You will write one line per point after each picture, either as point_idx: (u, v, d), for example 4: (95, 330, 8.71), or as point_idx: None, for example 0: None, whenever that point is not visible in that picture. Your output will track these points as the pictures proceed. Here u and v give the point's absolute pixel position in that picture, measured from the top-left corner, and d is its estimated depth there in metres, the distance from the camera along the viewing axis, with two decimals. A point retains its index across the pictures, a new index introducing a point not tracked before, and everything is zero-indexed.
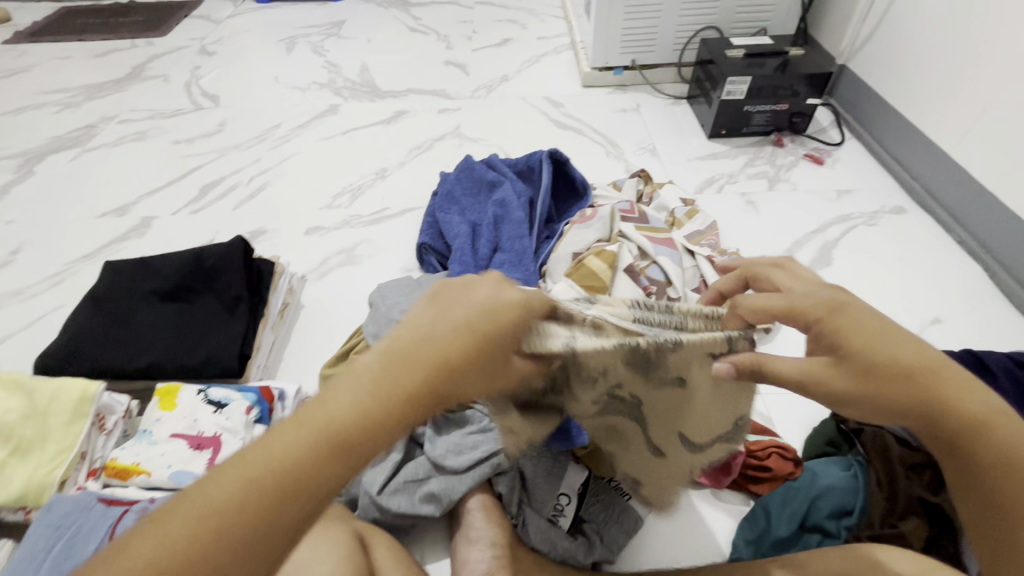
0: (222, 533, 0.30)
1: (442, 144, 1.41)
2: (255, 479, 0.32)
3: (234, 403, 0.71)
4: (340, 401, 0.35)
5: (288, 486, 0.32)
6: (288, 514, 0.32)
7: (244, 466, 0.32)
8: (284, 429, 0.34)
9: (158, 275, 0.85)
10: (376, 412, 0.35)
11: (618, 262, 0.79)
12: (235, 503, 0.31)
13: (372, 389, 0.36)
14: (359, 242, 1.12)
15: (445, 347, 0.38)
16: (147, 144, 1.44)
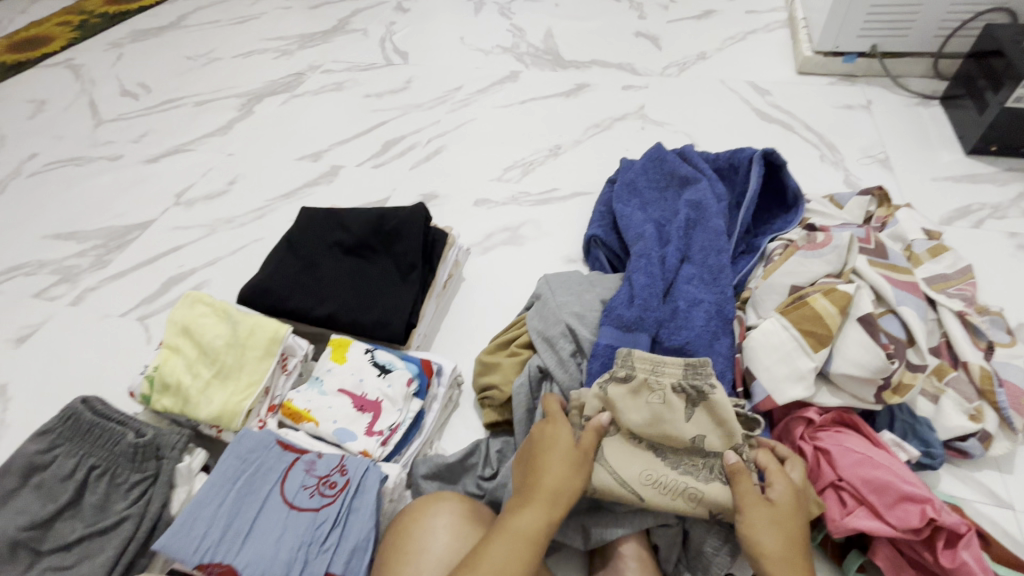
0: (387, 563, 0.53)
1: (623, 124, 1.29)
2: (406, 542, 0.53)
3: (397, 371, 0.71)
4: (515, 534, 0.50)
5: (408, 541, 0.53)
6: (415, 539, 0.53)
7: (414, 526, 0.55)
8: (429, 513, 0.56)
9: (344, 229, 0.89)
10: (468, 508, 0.57)
11: (851, 307, 0.63)
12: (395, 552, 0.53)
13: (463, 506, 0.57)
14: (525, 221, 1.08)
15: (534, 453, 0.57)
16: (343, 95, 1.53)
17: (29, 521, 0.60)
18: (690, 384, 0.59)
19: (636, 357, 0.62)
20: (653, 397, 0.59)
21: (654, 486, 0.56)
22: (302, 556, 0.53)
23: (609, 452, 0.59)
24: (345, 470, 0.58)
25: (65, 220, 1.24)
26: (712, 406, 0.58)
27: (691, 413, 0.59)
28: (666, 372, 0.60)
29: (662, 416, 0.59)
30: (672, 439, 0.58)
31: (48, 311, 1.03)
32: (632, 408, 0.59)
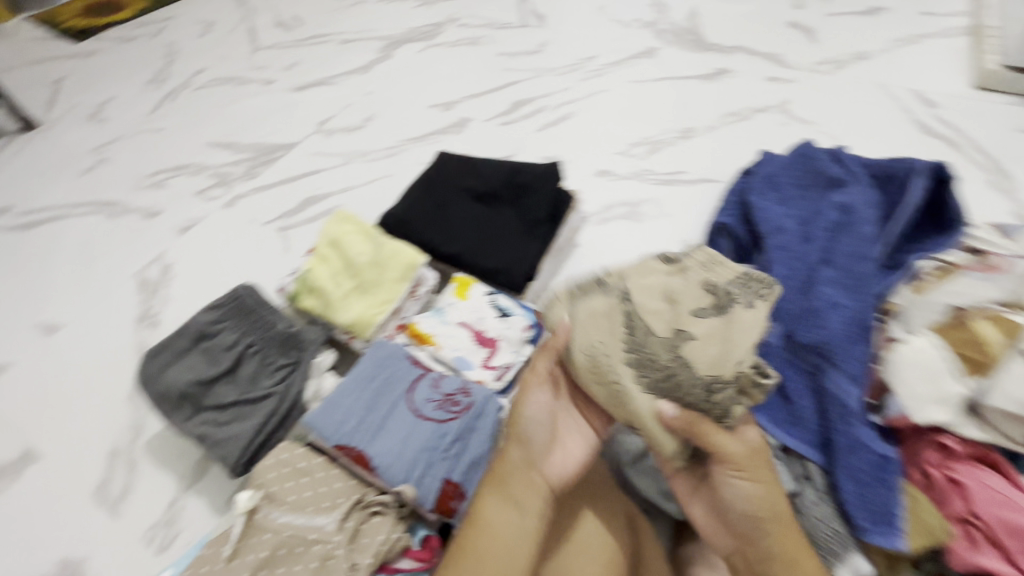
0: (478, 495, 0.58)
1: (763, 117, 1.23)
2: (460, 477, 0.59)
3: (517, 317, 0.75)
4: (512, 519, 0.54)
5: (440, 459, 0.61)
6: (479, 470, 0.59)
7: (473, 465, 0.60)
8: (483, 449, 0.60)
9: (478, 177, 0.93)
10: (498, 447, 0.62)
11: None
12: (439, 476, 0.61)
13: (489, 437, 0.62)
14: (647, 199, 1.07)
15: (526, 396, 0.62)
16: (478, 50, 1.56)
17: (196, 378, 0.70)
18: (706, 303, 0.60)
19: (631, 280, 0.62)
20: (674, 281, 0.62)
21: (582, 355, 0.61)
22: (425, 458, 0.58)
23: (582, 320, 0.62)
24: (468, 393, 0.63)
25: (224, 132, 1.37)
26: (724, 311, 0.59)
27: (682, 321, 0.60)
28: (713, 272, 0.62)
29: (644, 323, 0.60)
30: (641, 312, 0.61)
31: (206, 209, 1.16)
32: (608, 304, 0.62)
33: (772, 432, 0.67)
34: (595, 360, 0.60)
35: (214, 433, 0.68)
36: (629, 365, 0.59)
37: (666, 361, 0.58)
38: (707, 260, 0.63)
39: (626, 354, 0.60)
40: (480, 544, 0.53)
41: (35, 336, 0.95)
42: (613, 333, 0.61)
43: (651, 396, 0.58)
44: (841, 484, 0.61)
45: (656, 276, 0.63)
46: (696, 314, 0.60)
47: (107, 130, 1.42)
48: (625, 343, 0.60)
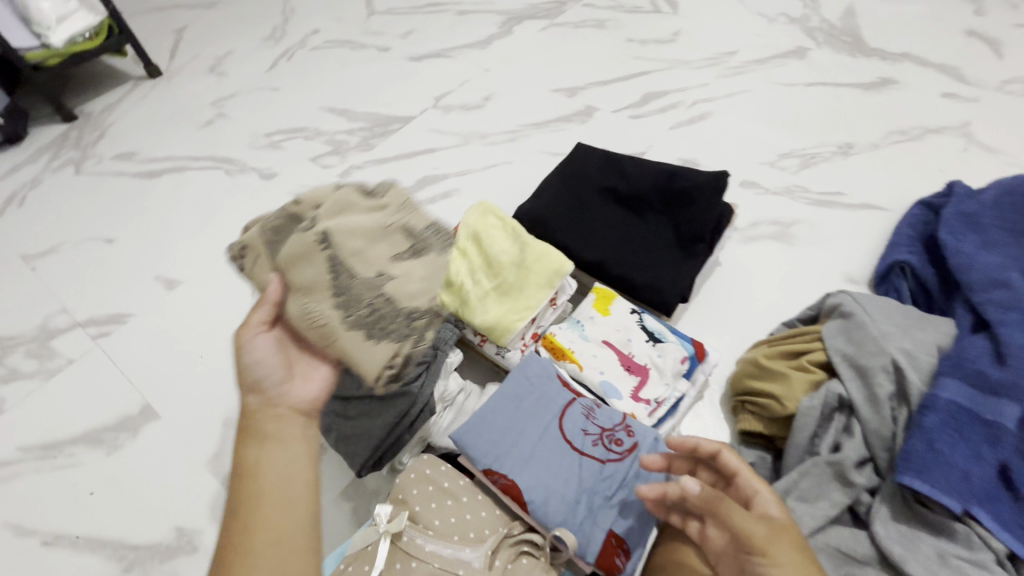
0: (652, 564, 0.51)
1: (938, 138, 1.07)
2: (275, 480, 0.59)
3: (671, 344, 0.67)
4: (272, 464, 0.58)
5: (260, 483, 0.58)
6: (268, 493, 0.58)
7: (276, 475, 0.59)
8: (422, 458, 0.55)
9: (624, 177, 0.84)
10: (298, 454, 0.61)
11: None
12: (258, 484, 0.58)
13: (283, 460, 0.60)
14: (799, 219, 0.95)
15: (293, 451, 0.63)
16: (603, 34, 1.45)
17: None
18: (408, 253, 0.73)
19: (335, 227, 0.72)
20: (370, 217, 0.75)
21: (337, 317, 0.68)
22: (585, 497, 0.53)
23: (354, 348, 0.66)
24: (630, 431, 0.56)
25: (339, 98, 1.34)
26: (350, 215, 0.74)
27: (376, 267, 0.71)
28: (398, 203, 0.77)
29: (361, 273, 0.71)
30: (349, 250, 0.71)
31: (321, 177, 1.14)
32: (316, 242, 0.71)
33: (996, 536, 0.51)
34: (320, 308, 0.69)
35: (344, 426, 0.64)
36: (344, 318, 0.68)
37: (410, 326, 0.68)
38: (405, 205, 0.76)
39: (331, 304, 0.69)
40: (248, 465, 0.58)
41: (156, 289, 0.95)
42: (318, 276, 0.69)
43: (358, 338, 0.67)
44: None
45: (352, 208, 0.75)
46: (348, 200, 0.76)
47: (226, 84, 1.41)
48: (331, 291, 0.69)
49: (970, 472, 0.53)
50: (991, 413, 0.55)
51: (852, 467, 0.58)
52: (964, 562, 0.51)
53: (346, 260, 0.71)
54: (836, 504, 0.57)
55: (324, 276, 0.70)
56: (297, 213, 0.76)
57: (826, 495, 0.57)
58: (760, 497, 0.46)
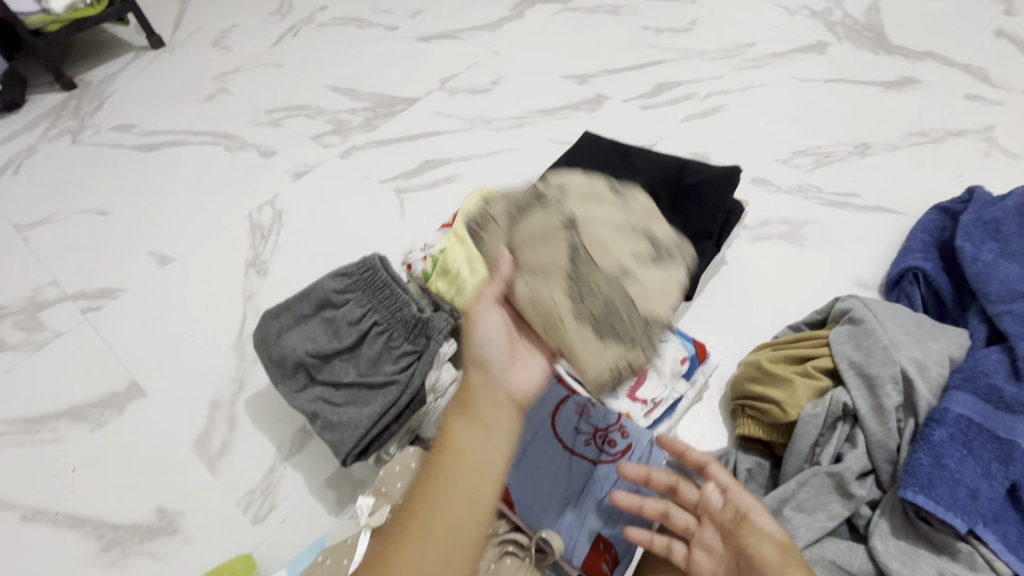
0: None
1: (960, 141, 1.04)
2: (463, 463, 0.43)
3: (671, 344, 0.65)
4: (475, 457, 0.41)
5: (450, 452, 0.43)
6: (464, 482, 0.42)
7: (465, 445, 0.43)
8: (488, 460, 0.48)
9: (631, 168, 0.81)
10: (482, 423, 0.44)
11: None
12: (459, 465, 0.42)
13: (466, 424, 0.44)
14: (811, 220, 0.92)
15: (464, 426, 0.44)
16: (618, 20, 1.41)
17: (316, 349, 0.64)
18: (659, 244, 0.53)
19: (570, 202, 0.54)
20: (622, 214, 0.54)
21: (559, 282, 0.51)
22: (574, 502, 0.53)
23: (599, 325, 0.50)
24: (624, 432, 0.56)
25: (344, 76, 1.31)
26: (603, 220, 0.53)
27: (615, 259, 0.52)
28: (645, 206, 0.55)
29: (609, 263, 0.52)
30: (587, 233, 0.52)
31: (321, 156, 1.11)
32: (588, 217, 0.53)
33: (1002, 557, 0.49)
34: (542, 266, 0.51)
35: (330, 414, 0.62)
36: (563, 291, 0.50)
37: (643, 328, 0.50)
38: (652, 208, 0.55)
39: (563, 292, 0.50)
40: (445, 479, 0.41)
41: (149, 265, 0.93)
42: (555, 259, 0.51)
43: (586, 332, 0.50)
44: None
45: (592, 202, 0.54)
46: (609, 189, 0.55)
47: (229, 59, 1.38)
48: (566, 275, 0.51)
49: (977, 490, 0.50)
50: (1004, 430, 0.52)
51: (853, 478, 0.55)
52: None
53: (556, 242, 0.52)
54: (834, 516, 0.54)
55: (537, 248, 0.52)
56: (539, 194, 0.55)
57: (822, 506, 0.55)
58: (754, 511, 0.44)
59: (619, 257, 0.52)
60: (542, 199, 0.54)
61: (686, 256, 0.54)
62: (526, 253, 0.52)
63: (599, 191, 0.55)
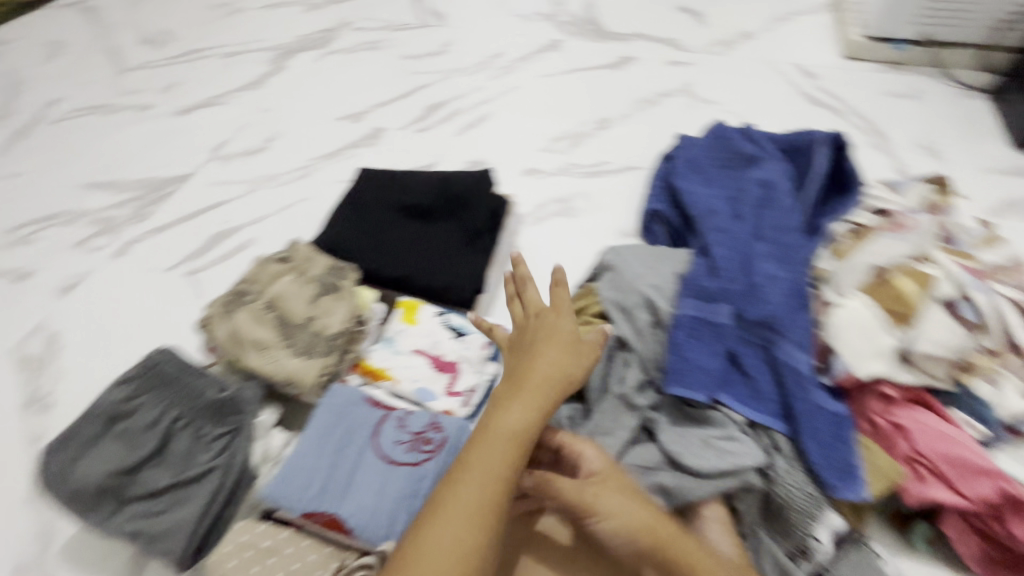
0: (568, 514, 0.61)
1: (669, 101, 1.28)
2: (496, 476, 0.50)
3: (474, 335, 0.72)
4: (502, 423, 0.54)
5: (503, 465, 0.51)
6: (486, 498, 0.49)
7: (508, 447, 0.52)
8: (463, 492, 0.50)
9: (409, 191, 0.87)
10: (517, 444, 0.53)
11: (964, 279, 0.66)
12: (493, 474, 0.50)
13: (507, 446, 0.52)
14: (577, 193, 1.08)
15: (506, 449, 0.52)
16: (378, 56, 1.48)
17: (116, 467, 0.60)
18: (327, 278, 0.72)
19: (261, 290, 0.72)
20: (295, 276, 0.73)
21: (273, 343, 0.68)
22: (405, 507, 0.55)
23: (308, 349, 0.68)
24: (439, 427, 0.60)
25: (99, 170, 1.20)
26: (285, 286, 0.72)
27: (300, 312, 0.70)
28: (315, 263, 0.73)
29: (297, 313, 0.70)
30: (280, 300, 0.71)
31: (90, 262, 1.01)
32: (289, 279, 0.73)
33: (736, 411, 0.64)
34: (254, 343, 0.68)
35: (151, 526, 0.59)
36: (278, 345, 0.68)
37: (328, 342, 0.68)
38: (311, 254, 0.74)
39: (279, 347, 0.68)
40: (483, 438, 0.52)
41: None
42: (265, 332, 0.69)
43: (298, 361, 0.67)
44: (807, 446, 0.60)
45: (277, 277, 0.73)
46: (281, 260, 0.74)
47: None
48: (277, 336, 0.69)
49: (710, 369, 0.65)
50: (715, 316, 0.67)
51: (634, 393, 0.67)
52: (725, 440, 0.62)
53: (269, 302, 0.70)
54: (630, 427, 0.66)
55: (251, 333, 0.69)
56: (240, 292, 0.72)
57: (618, 424, 0.66)
58: (584, 459, 0.59)
59: (306, 303, 0.70)
60: (239, 299, 0.71)
61: (350, 276, 0.73)
62: (237, 337, 0.69)
63: (288, 259, 0.74)
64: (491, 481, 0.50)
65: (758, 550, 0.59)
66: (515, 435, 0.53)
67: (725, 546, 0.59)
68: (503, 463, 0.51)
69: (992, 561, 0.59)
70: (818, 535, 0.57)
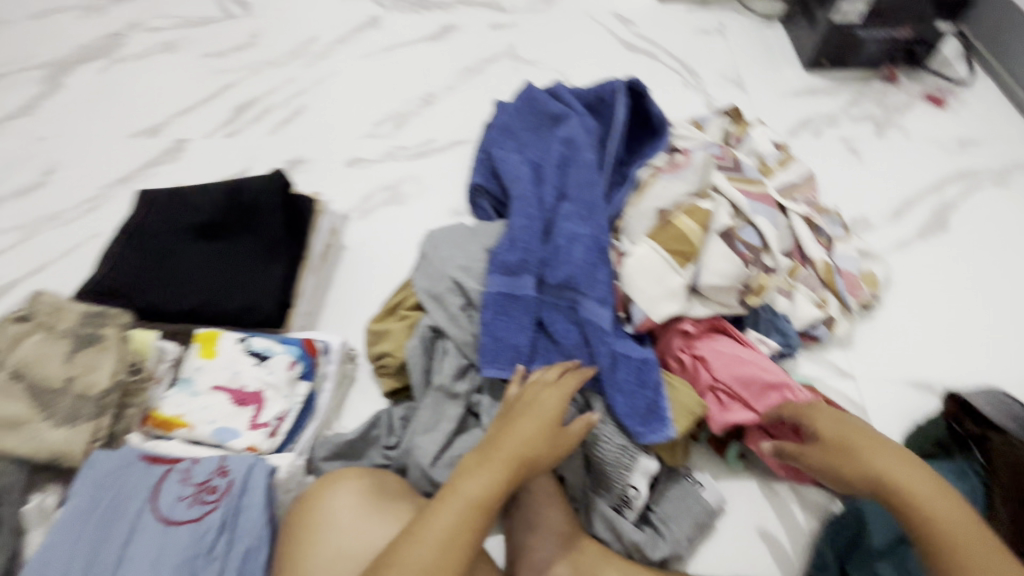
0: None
1: (494, 66, 1.24)
2: (450, 550, 0.43)
3: (278, 356, 0.66)
4: (469, 488, 0.47)
5: (460, 536, 0.44)
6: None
7: (463, 516, 0.45)
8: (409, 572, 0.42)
9: (195, 209, 0.77)
10: (477, 513, 0.45)
11: (741, 208, 0.72)
12: (443, 548, 0.43)
13: (466, 518, 0.45)
14: (404, 177, 1.02)
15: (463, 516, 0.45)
16: (175, 58, 1.31)
17: None
18: (83, 329, 0.62)
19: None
20: (44, 333, 0.62)
21: (24, 415, 0.59)
22: (188, 569, 0.49)
23: (71, 415, 0.59)
24: (226, 470, 0.54)
25: None
26: (32, 346, 0.61)
27: (55, 374, 0.60)
28: (67, 313, 0.63)
29: (51, 376, 0.60)
30: (27, 364, 0.61)
31: None
32: (37, 336, 0.62)
33: None
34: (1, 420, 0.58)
35: None
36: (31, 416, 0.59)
37: (97, 403, 0.60)
38: (61, 304, 0.64)
39: (34, 419, 0.59)
40: (446, 504, 0.45)
41: None
42: (11, 405, 0.59)
43: (60, 430, 0.58)
44: (614, 399, 0.61)
45: (19, 338, 0.62)
46: (22, 316, 0.63)
47: None
48: (28, 406, 0.59)
49: (519, 345, 0.65)
50: (519, 290, 0.66)
51: (453, 381, 0.65)
52: None
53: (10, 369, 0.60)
54: (450, 419, 0.63)
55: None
56: None
57: (439, 418, 0.64)
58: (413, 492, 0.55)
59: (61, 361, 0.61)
60: None
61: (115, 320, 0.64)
62: None
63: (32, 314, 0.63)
64: (435, 558, 0.43)
65: (587, 510, 0.61)
66: (475, 503, 0.46)
67: (553, 517, 0.58)
68: (460, 536, 0.44)
69: (795, 467, 0.62)
70: (634, 486, 0.60)
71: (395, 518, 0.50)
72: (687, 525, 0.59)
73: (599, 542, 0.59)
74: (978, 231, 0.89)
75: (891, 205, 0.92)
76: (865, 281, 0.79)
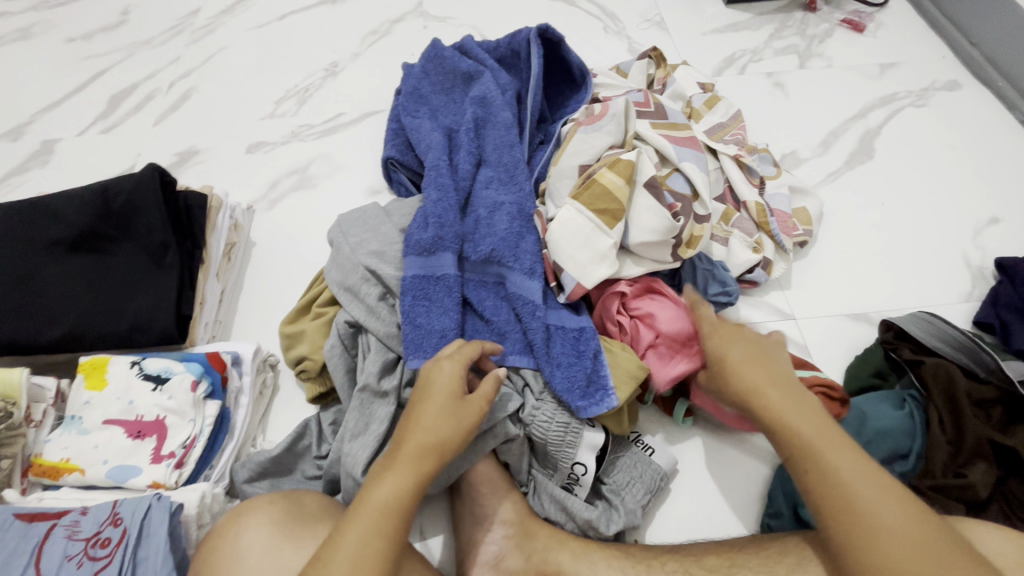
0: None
1: (402, 26, 1.14)
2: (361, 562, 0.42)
3: (176, 377, 0.58)
4: (377, 494, 0.45)
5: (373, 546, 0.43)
6: None
7: (374, 525, 0.43)
8: None
9: (58, 219, 0.66)
10: (388, 517, 0.44)
11: (669, 155, 0.69)
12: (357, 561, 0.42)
13: (376, 527, 0.43)
14: (313, 158, 0.93)
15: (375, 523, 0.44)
16: (30, 44, 1.13)
17: None
18: None
19: None
20: None
21: None
22: None
23: None
24: (119, 520, 0.49)
25: None
26: None
27: None
28: None
29: None
30: None
31: None
32: None
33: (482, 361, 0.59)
34: None
35: None
36: None
37: None
38: None
39: None
40: (355, 514, 0.44)
41: None
42: None
43: None
44: (551, 376, 0.57)
45: None
46: None
47: None
48: None
49: (445, 330, 0.58)
50: (438, 270, 0.60)
51: (378, 379, 0.59)
52: None
53: None
54: (381, 419, 0.58)
55: None
56: None
57: (367, 420, 0.58)
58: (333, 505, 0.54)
59: None
60: None
61: None
62: None
63: None
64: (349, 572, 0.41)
65: (536, 493, 0.59)
66: (389, 508, 0.44)
67: (499, 507, 0.56)
68: (369, 544, 0.43)
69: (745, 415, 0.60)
70: (581, 463, 0.57)
71: (311, 541, 0.48)
72: (640, 493, 0.58)
73: (551, 525, 0.57)
74: (901, 156, 0.89)
75: (817, 138, 0.91)
76: (799, 218, 0.78)
